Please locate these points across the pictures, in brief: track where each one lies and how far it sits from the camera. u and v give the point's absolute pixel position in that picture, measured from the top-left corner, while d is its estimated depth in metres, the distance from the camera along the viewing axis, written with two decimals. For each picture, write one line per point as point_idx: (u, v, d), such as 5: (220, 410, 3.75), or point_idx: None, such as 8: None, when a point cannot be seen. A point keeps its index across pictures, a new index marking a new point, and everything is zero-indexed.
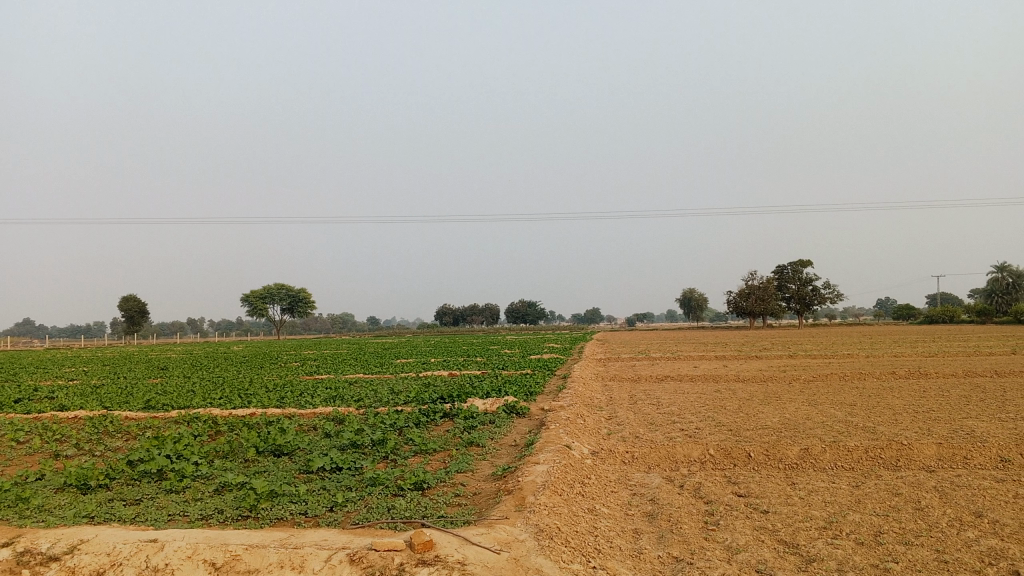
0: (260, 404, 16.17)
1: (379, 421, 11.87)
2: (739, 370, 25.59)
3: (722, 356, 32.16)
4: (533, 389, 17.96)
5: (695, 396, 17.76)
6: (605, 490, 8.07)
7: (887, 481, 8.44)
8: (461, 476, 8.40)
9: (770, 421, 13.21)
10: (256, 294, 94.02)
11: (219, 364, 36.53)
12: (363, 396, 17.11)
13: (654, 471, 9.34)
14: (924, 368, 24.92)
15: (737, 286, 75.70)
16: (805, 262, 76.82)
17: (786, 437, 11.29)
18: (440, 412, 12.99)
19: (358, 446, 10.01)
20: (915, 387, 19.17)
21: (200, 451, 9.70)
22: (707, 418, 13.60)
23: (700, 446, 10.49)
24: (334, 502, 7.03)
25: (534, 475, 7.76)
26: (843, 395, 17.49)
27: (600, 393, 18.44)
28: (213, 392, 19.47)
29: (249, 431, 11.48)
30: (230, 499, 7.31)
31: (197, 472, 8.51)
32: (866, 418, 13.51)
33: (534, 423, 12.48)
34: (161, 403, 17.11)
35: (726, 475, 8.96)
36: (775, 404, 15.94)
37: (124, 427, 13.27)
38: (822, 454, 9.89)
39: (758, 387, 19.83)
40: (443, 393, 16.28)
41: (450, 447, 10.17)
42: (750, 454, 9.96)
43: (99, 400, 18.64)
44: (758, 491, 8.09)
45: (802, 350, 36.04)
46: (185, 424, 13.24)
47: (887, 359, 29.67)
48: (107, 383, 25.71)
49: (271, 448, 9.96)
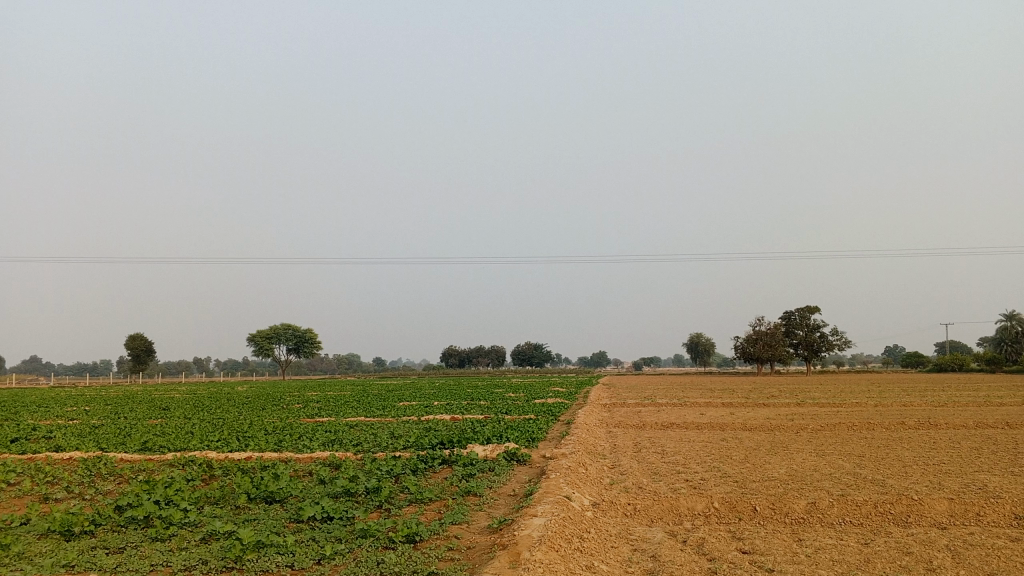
0: (258, 447, 15.93)
1: (375, 467, 11.63)
2: (746, 417, 25.21)
3: (729, 403, 31.78)
4: (536, 435, 17.66)
5: (701, 445, 17.43)
6: (604, 545, 7.80)
7: (897, 538, 8.15)
8: (455, 528, 8.15)
9: (777, 472, 12.89)
10: (262, 334, 93.96)
11: (221, 404, 36.26)
12: (362, 441, 16.87)
13: (657, 525, 9.06)
14: (934, 418, 24.53)
15: (744, 332, 75.23)
16: (813, 309, 76.39)
17: (793, 490, 11.00)
18: (439, 458, 12.74)
19: (352, 494, 9.77)
20: (925, 438, 18.80)
21: (190, 496, 9.48)
22: (713, 469, 13.30)
23: (704, 498, 10.21)
24: (322, 555, 6.80)
25: (531, 529, 7.51)
26: (852, 446, 17.14)
27: (603, 441, 18.14)
28: (212, 434, 19.23)
29: (243, 476, 11.25)
30: (216, 549, 7.08)
31: (185, 520, 8.29)
32: (875, 470, 13.19)
33: (534, 471, 12.20)
34: (158, 445, 16.87)
35: (730, 531, 8.68)
36: (781, 455, 15.62)
37: (117, 470, 13.04)
38: (830, 509, 9.60)
39: (766, 436, 19.48)
40: (443, 439, 16.01)
41: (446, 496, 9.92)
42: (756, 508, 9.67)
43: (96, 440, 18.41)
44: (763, 548, 7.81)
45: (810, 398, 35.59)
46: (179, 467, 13.01)
47: (896, 409, 29.21)
48: (106, 422, 25.47)
49: (262, 495, 9.73)
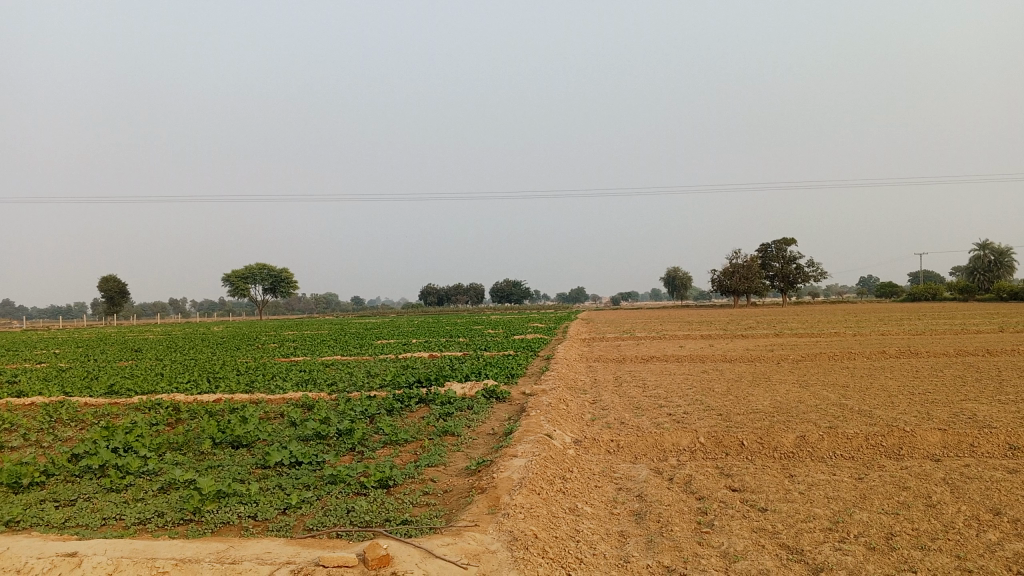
0: (228, 389, 15.45)
1: (348, 408, 11.15)
2: (727, 349, 25.06)
3: (708, 335, 31.64)
4: (515, 371, 17.26)
5: (683, 377, 17.17)
6: (588, 486, 7.41)
7: (892, 473, 7.83)
8: (431, 470, 7.71)
9: (762, 405, 12.57)
10: (238, 274, 92.84)
11: (195, 346, 35.56)
12: (337, 380, 16.42)
13: (641, 462, 8.70)
14: (914, 347, 24.45)
15: (721, 265, 75.20)
16: (789, 241, 76.34)
17: (779, 423, 10.68)
18: (415, 397, 12.29)
19: (323, 437, 9.28)
20: (908, 368, 18.64)
21: (151, 442, 8.96)
22: (696, 402, 12.99)
23: (690, 433, 9.85)
24: (287, 504, 6.34)
25: (511, 471, 7.06)
26: (835, 377, 16.93)
27: (583, 376, 17.83)
28: (181, 376, 18.74)
29: (210, 420, 10.74)
30: (173, 501, 6.59)
31: (143, 468, 7.78)
32: (861, 402, 12.92)
33: (514, 409, 11.82)
34: (125, 388, 16.31)
35: (718, 467, 8.32)
36: (765, 387, 15.35)
37: (79, 416, 12.51)
38: (820, 442, 9.28)
39: (747, 368, 19.26)
40: (419, 377, 15.60)
41: (422, 436, 9.48)
42: (743, 442, 9.33)
43: (61, 385, 17.81)
44: (753, 485, 7.46)
45: (789, 329, 35.57)
46: (144, 411, 12.50)
47: (875, 338, 29.15)
48: (75, 365, 24.94)
49: (229, 439, 9.23)
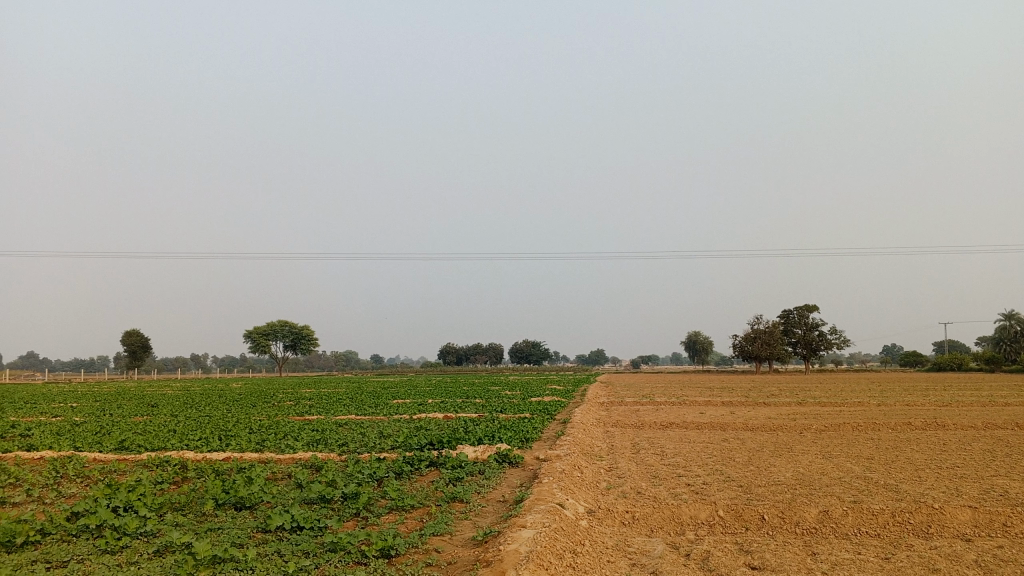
0: (239, 448, 15.24)
1: (356, 470, 10.90)
2: (748, 417, 24.56)
3: (729, 402, 31.12)
4: (530, 435, 16.90)
5: (702, 446, 16.75)
6: (599, 561, 7.09)
7: (921, 553, 7.45)
8: (436, 540, 7.43)
9: (783, 476, 12.17)
10: (259, 330, 93.19)
11: (210, 402, 35.42)
12: (348, 441, 16.16)
13: (657, 535, 8.36)
14: (940, 418, 23.83)
15: (742, 331, 74.54)
16: (812, 307, 75.65)
17: (801, 496, 10.30)
18: (426, 460, 12.01)
19: (328, 500, 9.03)
20: (935, 440, 18.09)
21: (152, 501, 8.75)
22: (716, 472, 12.60)
23: (709, 505, 9.49)
24: (284, 571, 6.11)
25: (518, 543, 6.78)
26: (859, 448, 16.45)
27: (600, 441, 17.45)
28: (193, 433, 18.54)
29: (215, 480, 10.52)
30: (166, 565, 6.36)
31: (141, 529, 7.56)
32: (887, 475, 12.46)
33: (527, 475, 11.52)
34: (135, 444, 16.14)
35: (736, 543, 7.97)
36: (786, 457, 14.92)
37: (86, 471, 12.31)
38: (845, 518, 8.89)
39: (768, 437, 18.80)
40: (432, 439, 15.30)
41: (429, 502, 9.20)
42: (764, 517, 8.95)
43: (72, 439, 17.65)
44: (774, 564, 7.11)
45: (811, 397, 34.93)
46: (152, 468, 12.31)
47: (899, 409, 28.52)
48: (90, 419, 24.85)
49: (231, 500, 9.01)
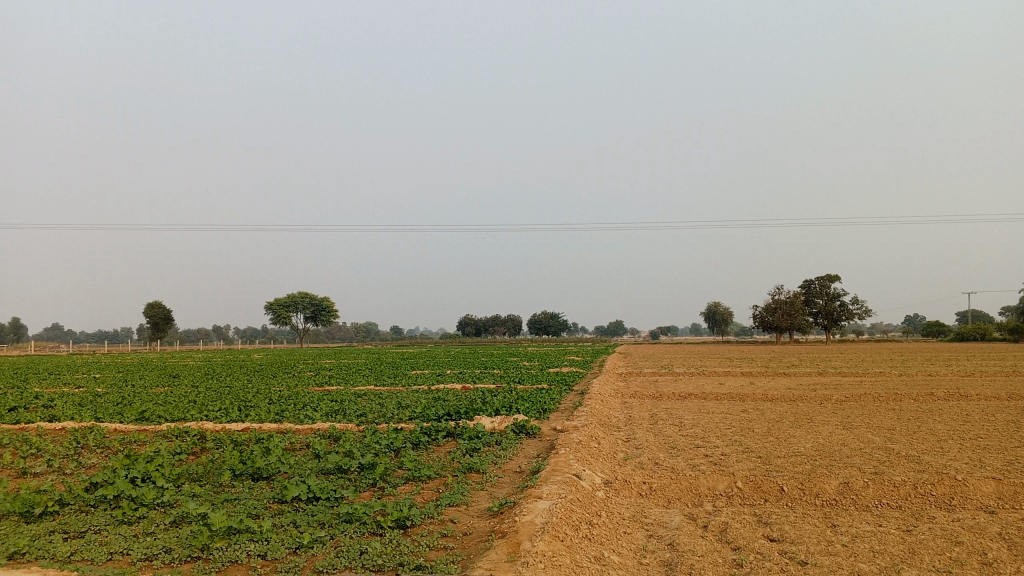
0: (257, 418, 15.29)
1: (373, 440, 10.89)
2: (767, 387, 24.39)
3: (748, 372, 30.97)
4: (547, 406, 16.85)
5: (721, 416, 16.64)
6: (616, 532, 7.03)
7: (943, 525, 7.33)
8: (452, 510, 7.40)
9: (803, 447, 12.05)
10: (279, 302, 93.69)
11: (231, 372, 35.69)
12: (366, 411, 16.19)
13: (674, 507, 8.29)
14: (963, 388, 23.56)
15: (762, 302, 74.01)
16: (833, 277, 74.90)
17: (821, 467, 10.19)
18: (443, 430, 11.99)
19: (344, 471, 9.02)
20: (957, 410, 17.89)
21: (170, 471, 8.78)
22: (734, 443, 12.50)
23: (727, 477, 9.40)
24: (298, 543, 6.09)
25: (534, 514, 6.72)
26: (880, 419, 16.28)
27: (618, 412, 17.37)
28: (213, 403, 18.65)
29: (232, 450, 10.56)
30: (182, 536, 6.36)
31: (158, 499, 7.59)
32: (909, 446, 12.30)
33: (544, 445, 11.47)
34: (155, 415, 16.23)
35: (755, 514, 7.88)
36: (806, 428, 14.79)
37: (105, 442, 12.39)
38: (865, 490, 8.77)
39: (788, 407, 18.65)
40: (449, 410, 15.29)
41: (446, 473, 9.17)
42: (783, 488, 8.86)
43: (93, 410, 17.81)
44: (793, 536, 7.02)
45: (832, 367, 34.66)
46: (171, 439, 12.36)
47: (921, 379, 28.23)
48: (112, 390, 25.05)
49: (249, 471, 9.02)
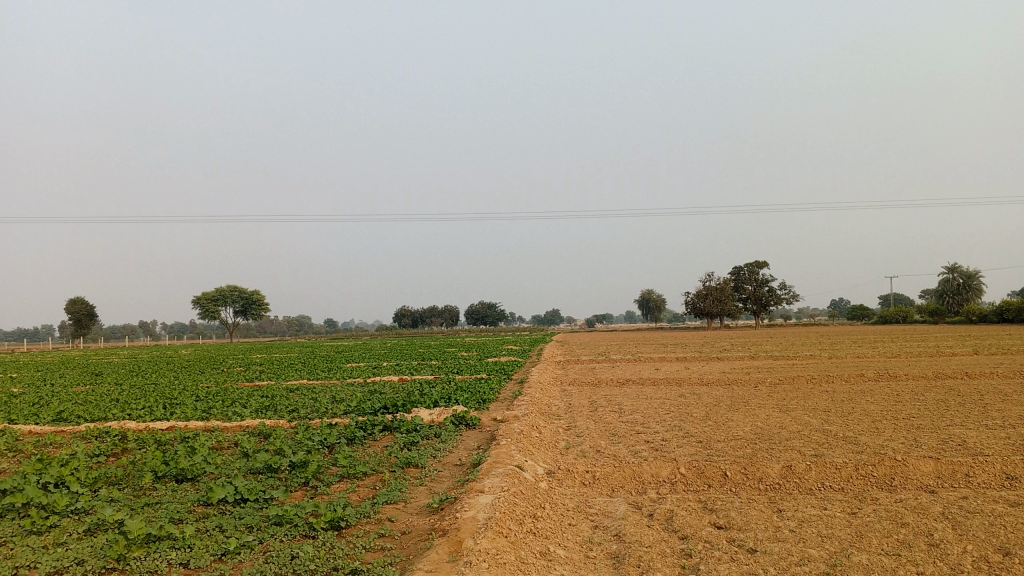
0: (184, 416, 14.64)
1: (306, 437, 10.45)
2: (703, 372, 24.57)
3: (683, 358, 31.25)
4: (486, 396, 16.56)
5: (660, 402, 16.59)
6: (561, 524, 6.80)
7: (887, 507, 7.30)
8: (389, 508, 7.06)
9: (743, 431, 12.02)
10: (208, 296, 91.24)
11: (158, 369, 34.45)
12: (299, 406, 15.67)
13: (618, 495, 8.11)
14: (891, 369, 24.11)
15: (694, 288, 75.17)
16: (762, 264, 76.44)
17: (763, 451, 10.15)
18: (379, 424, 11.61)
19: (275, 470, 8.59)
20: (888, 391, 18.21)
21: (86, 475, 8.22)
22: (675, 428, 12.41)
23: (670, 463, 9.26)
24: (225, 549, 5.69)
25: (475, 510, 6.42)
26: (815, 401, 16.44)
27: (557, 400, 17.19)
28: (136, 402, 17.85)
29: (155, 450, 9.98)
30: (96, 546, 5.88)
31: (72, 506, 7.06)
32: (845, 427, 12.40)
33: (483, 437, 11.18)
34: (74, 415, 15.40)
35: (700, 501, 7.74)
36: (744, 411, 14.84)
37: (18, 445, 11.63)
38: (808, 473, 8.74)
39: (725, 391, 18.74)
40: (386, 402, 14.89)
41: (382, 469, 8.82)
42: (727, 473, 8.75)
43: (6, 411, 16.82)
44: (741, 522, 6.88)
45: (764, 351, 35.17)
46: (91, 440, 11.68)
47: (849, 360, 28.83)
48: (27, 390, 23.84)
49: (172, 473, 8.53)
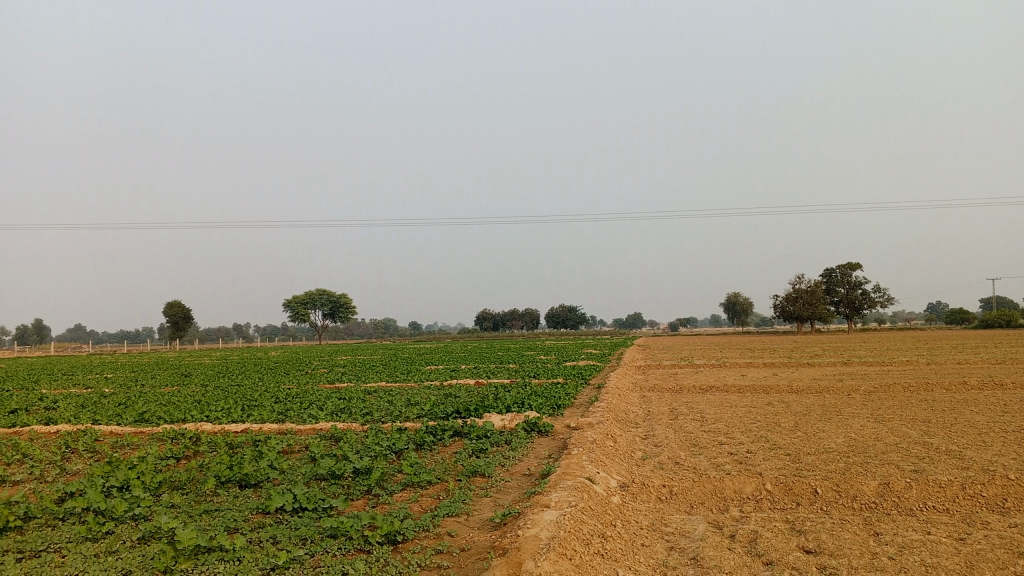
0: (259, 418, 14.67)
1: (374, 442, 10.21)
2: (792, 378, 23.54)
3: (771, 363, 30.12)
4: (562, 402, 16.08)
5: (744, 410, 15.82)
6: (632, 545, 6.31)
7: (1000, 533, 6.55)
8: (450, 522, 6.68)
9: (834, 443, 11.24)
10: (298, 299, 93.46)
11: (244, 371, 35.07)
12: (373, 410, 15.53)
13: (697, 513, 7.55)
14: (997, 377, 22.59)
15: (783, 291, 72.94)
16: (854, 266, 73.61)
17: (857, 465, 9.42)
18: (449, 430, 11.29)
19: (338, 477, 8.33)
20: (993, 401, 16.94)
21: (151, 479, 8.13)
22: (760, 439, 11.70)
23: (755, 478, 8.61)
24: (273, 563, 5.40)
25: (539, 527, 5.98)
26: (913, 411, 15.42)
27: (636, 407, 16.59)
28: (215, 403, 18.02)
29: (224, 453, 9.86)
30: (146, 556, 5.68)
31: (131, 512, 6.94)
32: (948, 440, 11.50)
33: (556, 445, 10.74)
34: (154, 417, 15.57)
35: (788, 521, 7.12)
36: (835, 421, 13.96)
37: (95, 446, 11.71)
38: (908, 491, 7.99)
39: (816, 400, 17.77)
40: (459, 407, 14.59)
41: (448, 477, 8.47)
42: (817, 490, 8.09)
43: (93, 412, 17.19)
44: (832, 547, 6.24)
45: (858, 356, 33.59)
46: (165, 443, 11.69)
47: (950, 367, 27.22)
48: (117, 391, 24.47)
49: (236, 478, 8.37)
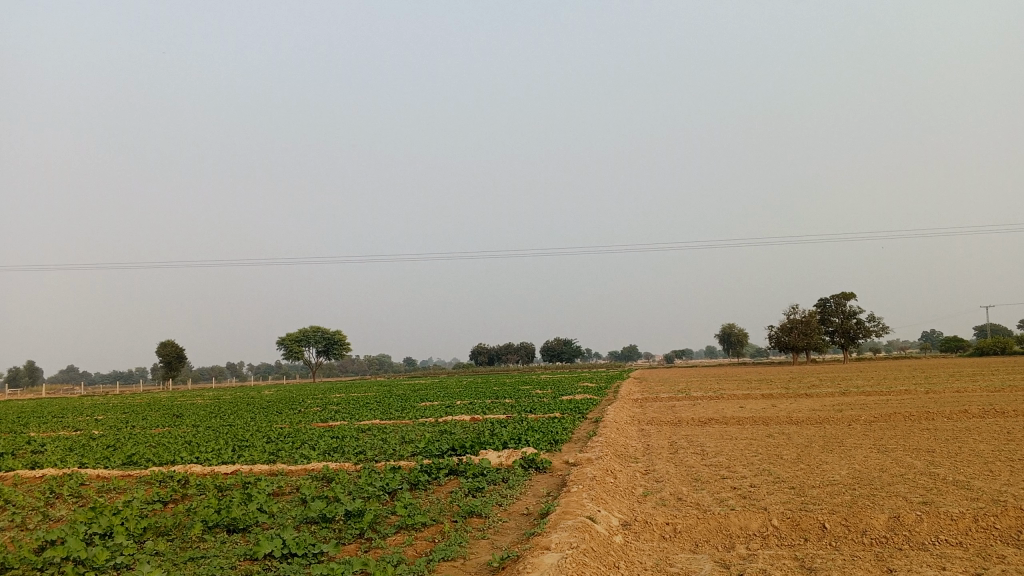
0: (250, 459, 14.34)
1: (367, 482, 9.92)
2: (792, 409, 23.29)
3: (770, 395, 29.85)
4: (559, 437, 15.78)
5: (744, 443, 15.57)
6: None
7: (1018, 567, 6.30)
8: (446, 567, 6.40)
9: (839, 475, 11.00)
10: (292, 337, 93.04)
11: (237, 411, 34.62)
12: (366, 448, 15.23)
13: (702, 551, 7.29)
14: (997, 405, 22.37)
15: (778, 322, 72.84)
16: (848, 295, 73.58)
17: (863, 498, 9.17)
18: (444, 468, 11.00)
19: (329, 520, 8.05)
20: (996, 429, 16.72)
21: (135, 526, 7.84)
22: (762, 472, 11.45)
23: (761, 513, 8.35)
24: None
25: (539, 571, 5.70)
26: (916, 440, 15.18)
27: (634, 441, 16.32)
28: (206, 444, 17.70)
29: (212, 497, 9.57)
30: None
31: (113, 561, 6.65)
32: (955, 470, 11.27)
33: (554, 483, 10.46)
34: (143, 459, 15.23)
35: (796, 559, 6.86)
36: (838, 453, 13.70)
37: (81, 491, 11.39)
38: (919, 524, 7.75)
39: (817, 431, 17.52)
40: (454, 444, 14.30)
41: (443, 518, 8.20)
42: (825, 525, 7.83)
43: (81, 455, 16.84)
44: None
45: (856, 386, 33.32)
46: (153, 486, 11.37)
47: (950, 396, 26.98)
48: (106, 433, 24.10)
49: (224, 522, 8.08)
